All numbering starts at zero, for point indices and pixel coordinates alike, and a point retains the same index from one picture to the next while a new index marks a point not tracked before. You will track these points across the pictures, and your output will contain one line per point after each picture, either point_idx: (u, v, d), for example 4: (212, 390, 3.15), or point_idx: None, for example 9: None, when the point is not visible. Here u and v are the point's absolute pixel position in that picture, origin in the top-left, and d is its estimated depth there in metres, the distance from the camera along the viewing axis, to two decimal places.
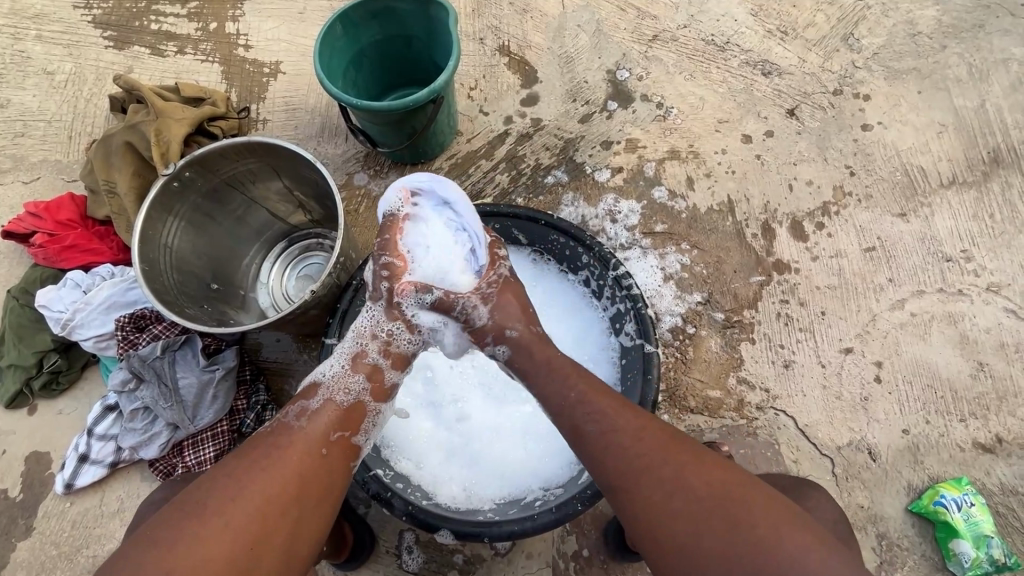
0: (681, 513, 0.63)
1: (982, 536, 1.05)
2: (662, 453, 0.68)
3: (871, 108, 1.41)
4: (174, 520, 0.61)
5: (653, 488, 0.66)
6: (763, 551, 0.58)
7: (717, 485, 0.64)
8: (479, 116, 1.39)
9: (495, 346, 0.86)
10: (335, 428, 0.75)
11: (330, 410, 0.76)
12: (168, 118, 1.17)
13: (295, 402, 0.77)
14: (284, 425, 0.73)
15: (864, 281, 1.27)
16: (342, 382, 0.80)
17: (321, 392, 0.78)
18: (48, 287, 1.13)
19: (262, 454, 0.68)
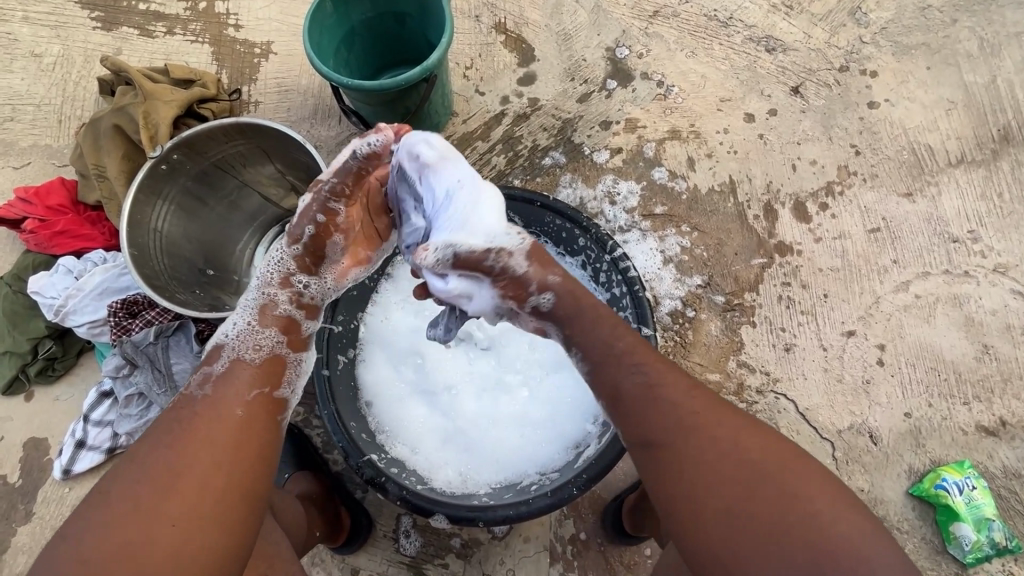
0: (733, 479, 0.62)
1: (983, 519, 1.04)
2: (710, 420, 0.67)
3: (878, 85, 1.37)
4: (83, 512, 0.61)
5: (705, 459, 0.64)
6: (808, 528, 0.58)
7: (760, 459, 0.63)
8: (475, 96, 1.36)
9: (538, 295, 0.76)
10: (255, 389, 0.73)
11: (238, 371, 0.74)
12: (157, 100, 1.15)
13: (198, 369, 0.75)
14: (189, 399, 0.71)
15: (867, 263, 1.25)
16: (247, 339, 0.77)
17: (224, 353, 0.76)
18: (40, 273, 1.12)
19: (170, 434, 0.66)
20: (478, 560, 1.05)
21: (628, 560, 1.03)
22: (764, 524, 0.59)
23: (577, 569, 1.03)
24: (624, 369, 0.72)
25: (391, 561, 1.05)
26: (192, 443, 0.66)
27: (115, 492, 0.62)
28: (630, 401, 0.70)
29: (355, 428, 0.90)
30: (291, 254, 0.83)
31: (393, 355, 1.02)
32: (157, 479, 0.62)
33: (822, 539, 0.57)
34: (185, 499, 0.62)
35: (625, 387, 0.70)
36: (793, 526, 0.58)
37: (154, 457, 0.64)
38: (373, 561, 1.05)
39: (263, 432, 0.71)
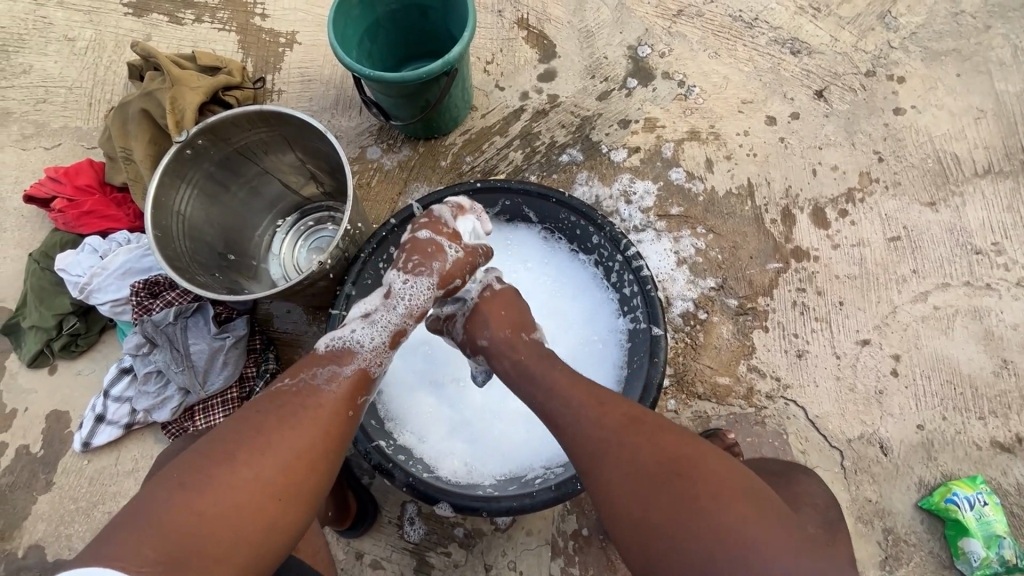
0: (645, 489, 0.61)
1: (993, 536, 1.01)
2: (627, 436, 0.65)
3: (905, 91, 1.35)
4: (202, 466, 0.60)
5: (620, 472, 0.63)
6: (712, 537, 0.56)
7: (679, 467, 0.61)
8: (495, 91, 1.36)
9: (475, 356, 0.88)
10: (357, 395, 0.75)
11: (356, 378, 0.75)
12: (184, 86, 1.17)
13: (323, 363, 0.75)
14: (311, 386, 0.72)
15: (886, 271, 1.23)
16: (379, 355, 0.80)
17: (354, 360, 0.77)
18: (67, 251, 1.16)
19: (287, 411, 0.67)
20: (480, 550, 1.06)
21: None
22: (673, 533, 0.58)
23: (578, 565, 1.04)
24: (553, 395, 0.73)
25: (395, 547, 1.07)
26: (313, 428, 0.67)
27: (240, 452, 0.62)
28: (560, 423, 0.71)
29: (364, 414, 0.91)
30: (433, 292, 0.85)
31: (404, 345, 1.04)
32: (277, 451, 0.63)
33: (730, 544, 0.55)
34: (304, 478, 0.64)
35: (552, 412, 0.72)
36: (702, 533, 0.57)
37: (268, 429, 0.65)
38: (377, 546, 1.07)
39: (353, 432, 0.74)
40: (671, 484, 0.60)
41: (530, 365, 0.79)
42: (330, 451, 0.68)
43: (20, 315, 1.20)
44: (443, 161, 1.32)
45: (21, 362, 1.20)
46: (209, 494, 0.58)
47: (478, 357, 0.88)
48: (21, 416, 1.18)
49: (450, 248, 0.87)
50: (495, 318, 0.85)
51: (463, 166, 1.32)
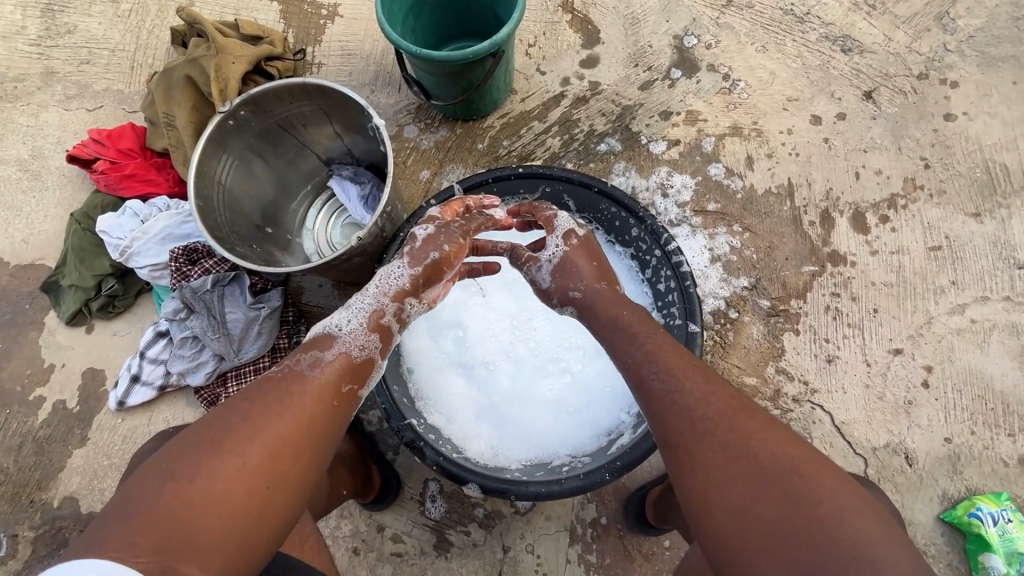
0: (746, 475, 0.58)
1: (1016, 553, 1.00)
2: (730, 421, 0.63)
3: (958, 96, 1.31)
4: (193, 453, 0.56)
5: (719, 454, 0.61)
6: (822, 532, 0.52)
7: (782, 461, 0.58)
8: (535, 75, 1.34)
9: (563, 307, 0.89)
10: (345, 380, 0.71)
11: (341, 362, 0.72)
12: (228, 55, 1.17)
13: (306, 351, 0.71)
14: (295, 371, 0.68)
15: (924, 281, 1.21)
16: (358, 337, 0.76)
17: (335, 344, 0.74)
18: (108, 214, 1.17)
19: (276, 396, 0.64)
20: (499, 531, 1.07)
21: (646, 550, 1.05)
22: (774, 522, 0.54)
23: (596, 552, 1.05)
24: (649, 368, 0.72)
25: (416, 523, 1.09)
26: (305, 413, 0.64)
27: (230, 439, 0.58)
28: (654, 400, 0.69)
29: (397, 392, 0.92)
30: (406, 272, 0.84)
31: (434, 326, 1.04)
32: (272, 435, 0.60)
33: (849, 557, 0.50)
34: (295, 471, 0.60)
35: (648, 384, 0.70)
36: (808, 529, 0.53)
37: (259, 412, 0.61)
38: (398, 521, 1.09)
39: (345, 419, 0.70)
40: (775, 477, 0.57)
41: (623, 334, 0.78)
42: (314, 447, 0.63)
43: (60, 274, 1.22)
44: (479, 144, 1.31)
45: (59, 319, 1.23)
46: (205, 480, 0.54)
47: (567, 308, 0.89)
48: (59, 371, 1.22)
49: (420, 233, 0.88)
50: (586, 271, 0.88)
51: (500, 150, 1.31)
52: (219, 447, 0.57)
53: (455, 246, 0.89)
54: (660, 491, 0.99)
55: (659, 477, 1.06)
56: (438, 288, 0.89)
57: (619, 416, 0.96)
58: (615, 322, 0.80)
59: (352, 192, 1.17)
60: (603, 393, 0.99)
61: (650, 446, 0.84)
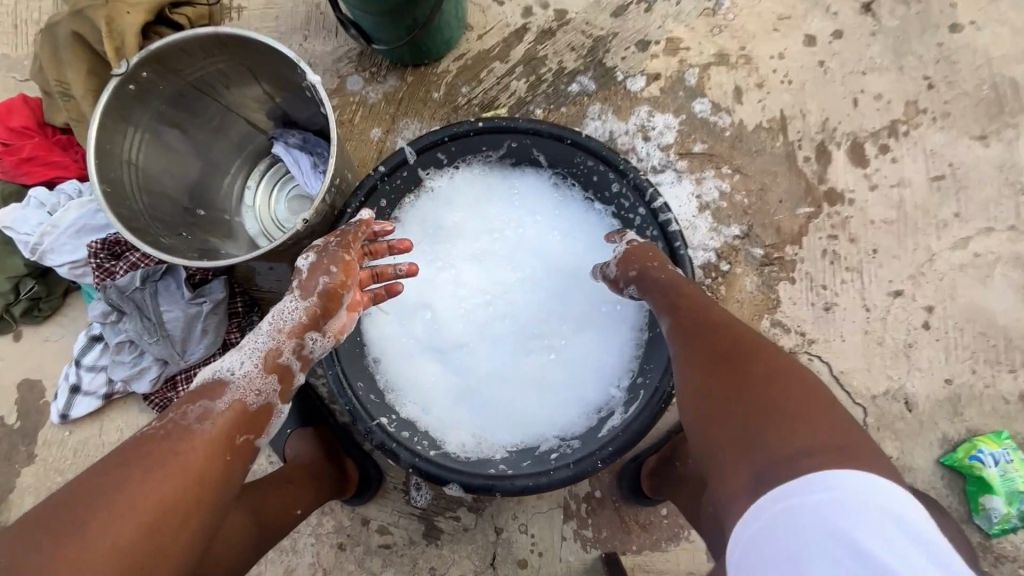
0: (735, 400, 0.57)
1: (1017, 492, 0.97)
2: (731, 359, 0.60)
3: (965, 3, 1.17)
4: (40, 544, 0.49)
5: (717, 381, 0.59)
6: (777, 435, 0.52)
7: (784, 387, 0.55)
8: (493, 6, 1.17)
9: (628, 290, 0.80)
10: (238, 434, 0.61)
11: (233, 414, 0.62)
12: (120, 3, 0.98)
13: (194, 400, 0.62)
14: (179, 428, 0.58)
15: (926, 215, 1.12)
16: (254, 382, 0.65)
17: (226, 393, 0.63)
18: (10, 206, 1.01)
19: (161, 453, 0.56)
20: (490, 514, 1.03)
21: (644, 520, 1.01)
22: (757, 439, 0.53)
23: (591, 526, 1.01)
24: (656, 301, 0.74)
25: (402, 512, 1.03)
26: (179, 491, 0.54)
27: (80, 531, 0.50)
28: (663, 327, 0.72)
29: (362, 389, 0.83)
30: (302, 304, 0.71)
31: (399, 309, 0.93)
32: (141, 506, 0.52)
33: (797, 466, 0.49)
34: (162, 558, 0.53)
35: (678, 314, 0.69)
36: (786, 437, 0.51)
37: (138, 473, 0.54)
38: (383, 512, 1.03)
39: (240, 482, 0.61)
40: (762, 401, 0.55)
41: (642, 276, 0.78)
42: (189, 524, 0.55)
43: None
44: (435, 93, 1.15)
45: None
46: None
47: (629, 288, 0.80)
48: None
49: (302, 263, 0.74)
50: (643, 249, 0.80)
51: (459, 98, 1.16)
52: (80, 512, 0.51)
53: (347, 266, 0.74)
54: (656, 463, 0.94)
55: (653, 446, 1.00)
56: (341, 318, 0.74)
57: (610, 391, 0.88)
58: (666, 283, 0.74)
59: (303, 162, 1.01)
60: (591, 368, 0.91)
61: (644, 427, 0.77)
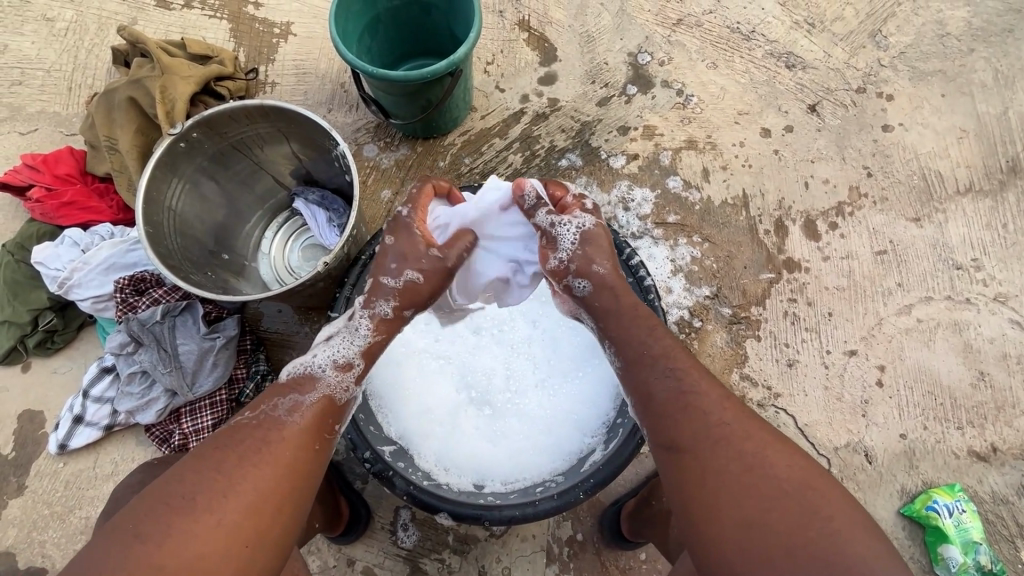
0: (737, 496, 0.62)
1: (970, 542, 1.07)
2: (729, 445, 0.65)
3: (893, 108, 1.38)
4: (169, 509, 0.59)
5: (727, 467, 0.64)
6: (810, 544, 0.57)
7: (794, 482, 0.62)
8: (494, 92, 1.35)
9: (577, 281, 0.84)
10: (327, 421, 0.73)
11: (320, 405, 0.72)
12: (174, 75, 1.13)
13: (283, 393, 0.72)
14: (271, 418, 0.69)
15: (873, 284, 1.26)
16: (343, 379, 0.76)
17: (318, 386, 0.74)
18: (45, 244, 1.10)
19: (250, 443, 0.65)
20: (474, 556, 1.05)
21: (624, 565, 1.05)
22: (774, 542, 0.58)
23: (573, 570, 1.04)
24: (657, 368, 0.73)
25: (388, 553, 1.05)
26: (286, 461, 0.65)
27: (205, 498, 0.60)
28: (668, 398, 0.71)
29: (363, 420, 0.90)
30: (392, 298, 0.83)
31: (391, 357, 1.02)
32: (245, 492, 0.61)
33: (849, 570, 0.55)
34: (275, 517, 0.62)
35: (655, 388, 0.72)
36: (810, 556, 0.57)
37: (241, 457, 0.64)
38: (369, 552, 1.05)
39: (326, 464, 0.71)
40: (788, 499, 0.61)
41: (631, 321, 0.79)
42: (298, 489, 0.66)
43: None
44: (440, 162, 1.31)
45: None
46: (182, 542, 0.57)
47: (579, 283, 0.84)
48: None
49: (388, 278, 0.83)
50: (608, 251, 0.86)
51: (461, 167, 1.31)
52: (178, 515, 0.58)
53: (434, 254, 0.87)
54: (636, 504, 0.99)
55: (633, 489, 1.06)
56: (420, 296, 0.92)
57: (585, 439, 0.95)
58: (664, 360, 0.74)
59: (320, 217, 1.12)
60: (568, 421, 0.98)
61: (624, 460, 0.85)
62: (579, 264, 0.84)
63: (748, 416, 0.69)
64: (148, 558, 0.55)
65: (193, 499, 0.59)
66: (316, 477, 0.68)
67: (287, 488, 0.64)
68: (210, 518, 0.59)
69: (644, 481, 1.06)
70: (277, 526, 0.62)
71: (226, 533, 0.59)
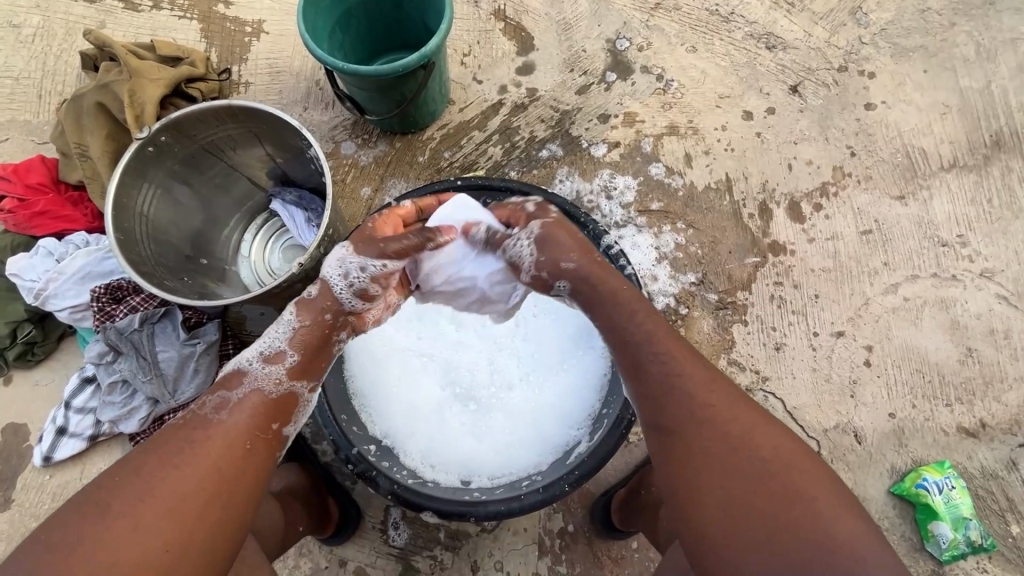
0: (733, 470, 0.64)
1: (960, 518, 1.08)
2: (717, 420, 0.67)
3: (876, 86, 1.37)
4: (80, 517, 0.58)
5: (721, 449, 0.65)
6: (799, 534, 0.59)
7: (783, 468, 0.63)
8: (472, 84, 1.33)
9: (556, 284, 0.83)
10: (266, 420, 0.70)
11: (253, 402, 0.70)
12: (143, 78, 1.11)
13: (214, 390, 0.70)
14: (200, 416, 0.67)
15: (859, 264, 1.26)
16: (272, 372, 0.73)
17: (245, 381, 0.71)
18: (19, 254, 1.08)
19: (179, 440, 0.64)
20: (466, 552, 1.05)
21: (616, 554, 1.05)
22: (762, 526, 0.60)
23: (565, 562, 1.04)
24: (644, 350, 0.73)
25: (380, 552, 1.05)
26: (210, 458, 0.63)
27: (122, 501, 0.59)
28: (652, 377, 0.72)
29: (346, 421, 0.90)
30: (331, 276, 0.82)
31: (374, 358, 1.01)
32: (166, 495, 0.60)
33: (837, 552, 0.58)
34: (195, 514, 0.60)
35: (642, 371, 0.73)
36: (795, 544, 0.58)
37: (162, 457, 0.63)
38: (361, 552, 1.05)
39: (265, 464, 0.68)
40: (775, 482, 0.62)
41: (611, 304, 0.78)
42: (228, 487, 0.63)
43: None
44: (420, 157, 1.29)
45: None
46: (98, 546, 0.56)
47: (560, 285, 0.82)
48: None
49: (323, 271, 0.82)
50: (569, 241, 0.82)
51: (442, 162, 1.29)
52: (93, 518, 0.58)
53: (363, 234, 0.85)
54: (625, 495, 0.98)
55: (623, 478, 1.06)
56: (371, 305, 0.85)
57: (570, 431, 0.95)
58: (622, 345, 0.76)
59: (298, 218, 1.11)
60: (553, 413, 0.98)
61: (609, 451, 0.84)
62: (547, 268, 0.82)
63: (731, 393, 0.70)
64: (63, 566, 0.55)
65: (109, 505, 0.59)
66: (251, 477, 0.66)
67: (211, 487, 0.62)
68: (127, 519, 0.58)
69: (633, 471, 1.06)
70: (199, 531, 0.60)
71: (138, 538, 0.57)
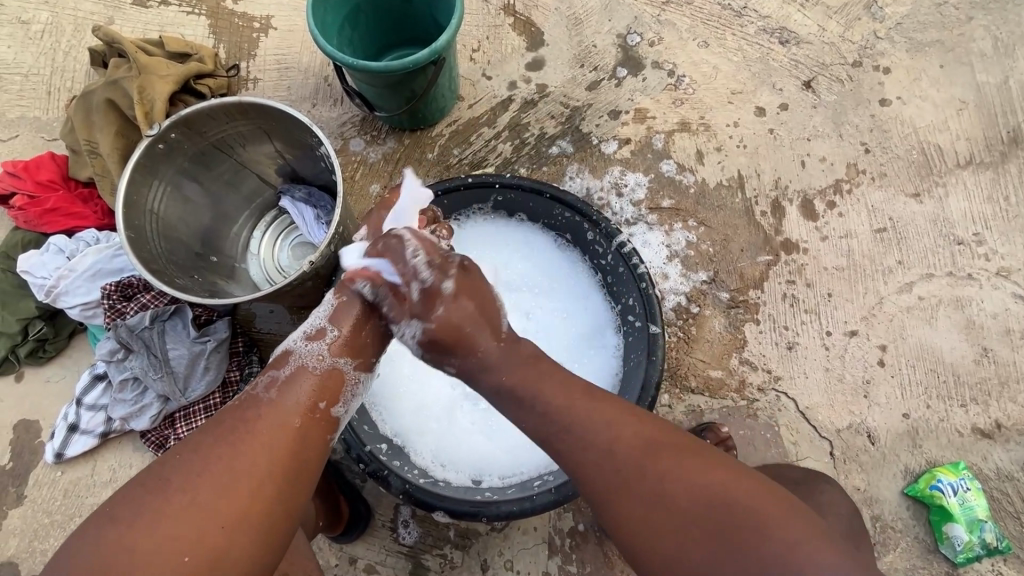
0: (647, 470, 0.63)
1: (975, 520, 1.07)
2: (624, 420, 0.67)
3: (891, 82, 1.35)
4: (137, 497, 0.59)
5: (648, 489, 0.62)
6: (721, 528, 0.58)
7: (701, 467, 0.63)
8: (482, 80, 1.32)
9: None
10: (317, 400, 0.72)
11: (300, 381, 0.72)
12: (152, 74, 1.11)
13: (264, 372, 0.73)
14: (253, 397, 0.69)
15: (872, 263, 1.24)
16: (315, 349, 0.75)
17: (291, 359, 0.74)
18: (30, 252, 1.08)
19: (234, 421, 0.66)
20: (476, 551, 1.05)
21: None
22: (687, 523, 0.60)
23: (576, 561, 1.04)
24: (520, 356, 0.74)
25: (390, 551, 1.05)
26: (265, 437, 0.65)
27: (180, 478, 0.60)
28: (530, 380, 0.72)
29: (357, 420, 0.90)
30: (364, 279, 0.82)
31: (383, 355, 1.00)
32: (225, 472, 0.61)
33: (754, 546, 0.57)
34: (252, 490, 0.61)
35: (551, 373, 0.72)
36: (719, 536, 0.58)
37: (218, 438, 0.64)
38: (371, 550, 1.05)
39: (318, 444, 0.70)
40: (697, 484, 0.61)
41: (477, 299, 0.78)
42: (285, 465, 0.64)
43: None
44: (429, 154, 1.28)
45: None
46: (159, 523, 0.57)
47: None
48: None
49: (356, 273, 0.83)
50: None
51: (451, 159, 1.28)
52: (153, 495, 0.59)
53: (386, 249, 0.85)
54: None
55: None
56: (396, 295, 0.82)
57: None
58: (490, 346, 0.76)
59: (308, 215, 1.10)
60: None
61: None
62: None
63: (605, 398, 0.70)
64: (124, 542, 0.56)
65: (167, 483, 0.60)
66: (305, 455, 0.67)
67: (268, 466, 0.63)
68: (186, 496, 0.59)
69: None
70: (257, 508, 0.61)
71: (198, 514, 0.58)
